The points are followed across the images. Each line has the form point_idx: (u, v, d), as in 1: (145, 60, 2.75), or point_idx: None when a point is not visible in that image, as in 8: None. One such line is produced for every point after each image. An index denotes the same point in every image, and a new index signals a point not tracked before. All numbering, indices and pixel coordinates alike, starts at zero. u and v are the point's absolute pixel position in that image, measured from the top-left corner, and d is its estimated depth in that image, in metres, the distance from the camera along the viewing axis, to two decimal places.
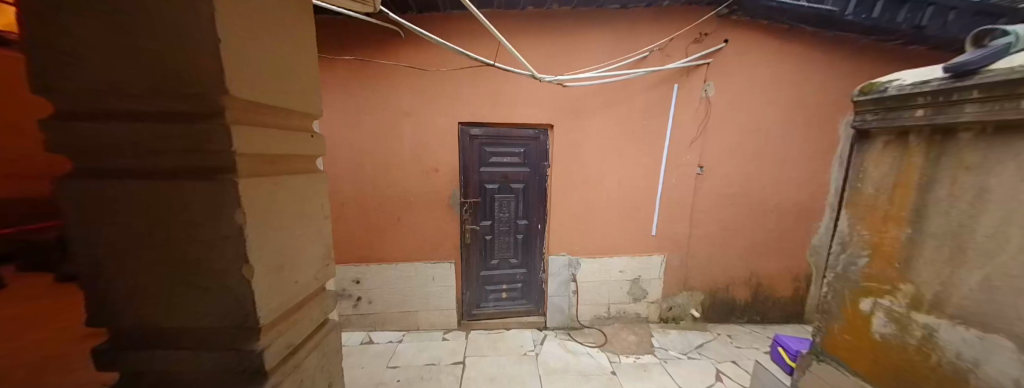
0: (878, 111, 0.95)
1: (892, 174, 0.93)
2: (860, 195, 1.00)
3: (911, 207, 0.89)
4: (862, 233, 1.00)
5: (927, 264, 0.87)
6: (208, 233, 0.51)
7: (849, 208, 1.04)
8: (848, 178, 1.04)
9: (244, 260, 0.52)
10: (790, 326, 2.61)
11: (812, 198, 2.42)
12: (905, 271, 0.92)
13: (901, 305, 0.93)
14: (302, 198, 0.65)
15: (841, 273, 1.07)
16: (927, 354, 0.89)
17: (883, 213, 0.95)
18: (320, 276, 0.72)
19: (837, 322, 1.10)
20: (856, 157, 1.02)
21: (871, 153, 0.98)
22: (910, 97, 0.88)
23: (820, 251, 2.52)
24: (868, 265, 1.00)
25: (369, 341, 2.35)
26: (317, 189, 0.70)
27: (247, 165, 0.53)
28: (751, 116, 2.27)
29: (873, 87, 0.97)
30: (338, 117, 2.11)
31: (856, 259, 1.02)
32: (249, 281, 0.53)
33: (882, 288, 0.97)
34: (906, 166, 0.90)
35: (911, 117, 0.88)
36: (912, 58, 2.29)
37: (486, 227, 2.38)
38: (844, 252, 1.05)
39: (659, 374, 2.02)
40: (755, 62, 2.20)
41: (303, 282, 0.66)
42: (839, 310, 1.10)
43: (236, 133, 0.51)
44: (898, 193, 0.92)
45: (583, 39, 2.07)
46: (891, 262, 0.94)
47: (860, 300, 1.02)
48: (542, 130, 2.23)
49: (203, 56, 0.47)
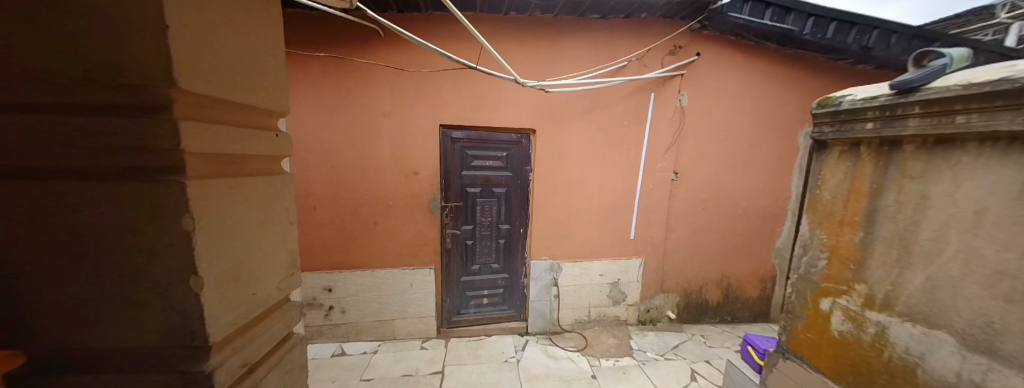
0: (834, 123, 1.03)
1: (847, 181, 1.00)
2: (820, 200, 1.08)
3: (863, 212, 0.96)
4: (821, 237, 1.07)
5: (878, 265, 0.94)
6: (151, 240, 0.46)
7: (810, 213, 1.11)
8: (809, 185, 1.12)
9: (192, 271, 0.47)
10: (758, 324, 2.75)
11: (776, 204, 2.58)
12: (858, 272, 0.99)
13: (856, 304, 1.00)
14: (266, 202, 0.60)
15: (803, 274, 1.14)
16: (880, 350, 0.95)
17: (839, 218, 1.02)
18: (285, 286, 0.67)
19: (800, 320, 1.16)
20: (816, 166, 1.09)
21: (829, 161, 1.05)
22: (861, 111, 0.95)
23: (784, 253, 2.68)
24: (827, 267, 1.07)
25: (341, 352, 2.23)
26: (282, 192, 0.65)
27: (198, 165, 0.48)
28: (722, 125, 2.39)
29: (829, 101, 1.05)
30: (311, 117, 2.01)
31: (816, 261, 1.09)
32: (198, 294, 0.48)
33: (839, 289, 1.04)
34: (859, 174, 0.97)
35: (862, 129, 0.95)
36: (860, 76, 2.51)
37: (467, 231, 2.33)
38: (806, 255, 1.12)
39: (637, 376, 2.05)
40: (725, 75, 2.32)
41: (263, 294, 0.61)
42: (802, 310, 1.16)
43: (186, 130, 0.46)
44: (852, 199, 0.99)
45: (565, 47, 2.10)
46: (846, 264, 1.01)
47: (820, 299, 1.09)
48: (525, 135, 2.23)
49: (148, 46, 0.43)
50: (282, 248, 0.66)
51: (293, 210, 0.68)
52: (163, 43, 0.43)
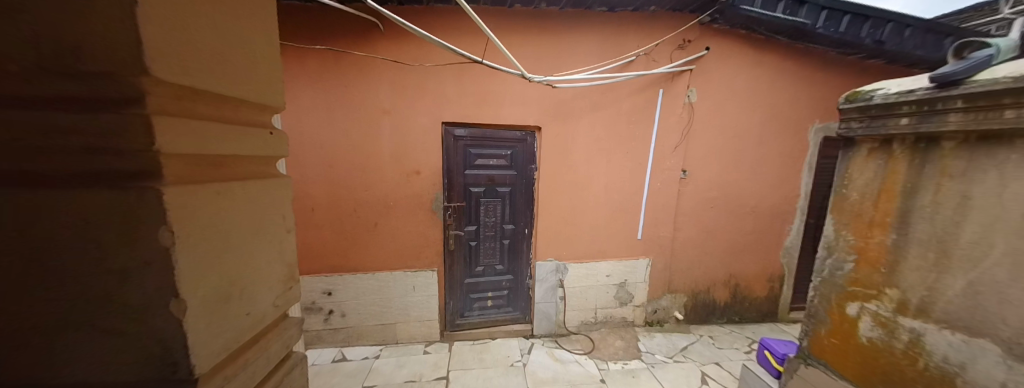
0: (863, 118, 0.96)
1: (877, 180, 0.94)
2: (846, 200, 1.01)
3: (896, 213, 0.90)
4: (848, 239, 1.01)
5: (912, 269, 0.88)
6: (122, 258, 0.38)
7: (835, 213, 1.05)
8: (835, 183, 1.05)
9: (173, 293, 0.40)
10: (766, 324, 2.70)
11: (786, 201, 2.52)
12: (890, 276, 0.92)
13: (887, 309, 0.93)
14: (259, 208, 0.53)
15: (827, 277, 1.08)
16: (914, 359, 0.88)
17: (869, 219, 0.96)
18: (282, 303, 0.60)
19: (824, 326, 1.10)
20: (842, 163, 1.03)
21: (856, 159, 0.99)
22: (895, 105, 0.88)
23: (792, 252, 2.63)
24: (854, 271, 1.00)
25: (341, 358, 2.16)
26: (277, 197, 0.58)
27: (178, 168, 0.41)
28: (732, 122, 2.32)
29: (858, 95, 0.98)
30: (308, 114, 1.93)
31: (842, 265, 1.03)
32: (181, 320, 0.41)
33: (867, 293, 0.97)
34: (891, 172, 0.91)
35: (896, 125, 0.88)
36: (870, 71, 2.47)
37: (471, 232, 2.27)
38: (831, 257, 1.06)
39: (647, 380, 1.99)
40: (734, 70, 2.25)
41: (257, 313, 0.53)
42: (826, 315, 1.10)
43: (161, 127, 0.39)
44: (884, 198, 0.92)
45: (571, 41, 2.03)
46: (877, 267, 0.95)
47: (846, 304, 1.03)
48: (529, 132, 2.16)
49: (97, 22, 0.35)
50: (279, 260, 0.59)
51: (291, 216, 0.61)
52: (118, 18, 0.35)
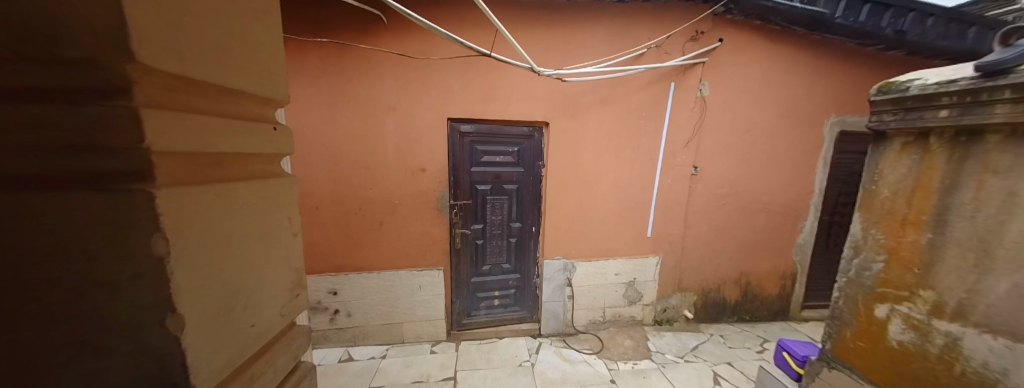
0: (896, 111, 0.89)
1: (911, 176, 0.87)
2: (876, 197, 0.95)
3: (933, 211, 0.83)
4: (878, 238, 0.95)
5: (950, 270, 0.82)
6: (109, 270, 0.34)
7: (864, 210, 0.99)
8: (864, 179, 0.99)
9: (169, 308, 0.36)
10: (777, 323, 2.66)
11: (800, 198, 2.46)
12: (925, 277, 0.87)
13: (921, 312, 0.88)
14: (262, 211, 0.49)
15: (853, 278, 1.02)
16: (950, 364, 0.83)
17: (902, 217, 0.90)
18: (289, 311, 0.56)
19: (848, 327, 1.04)
20: (871, 159, 0.96)
21: (887, 154, 0.92)
22: (933, 97, 0.82)
23: (805, 249, 2.57)
24: (885, 271, 0.94)
25: (348, 357, 2.14)
26: (281, 198, 0.53)
27: (173, 167, 0.37)
28: (745, 116, 2.25)
29: (892, 86, 0.91)
30: (311, 111, 1.89)
31: (870, 265, 0.97)
32: (178, 338, 0.37)
33: (899, 295, 0.92)
34: (927, 168, 0.84)
35: (934, 118, 0.81)
36: (889, 63, 2.39)
37: (477, 231, 2.23)
38: (858, 257, 1.00)
39: (658, 380, 1.95)
40: (748, 62, 2.18)
41: (262, 325, 0.49)
42: (851, 317, 1.04)
43: (151, 120, 0.34)
44: (918, 196, 0.86)
45: (579, 33, 1.96)
46: (910, 267, 0.89)
47: (875, 305, 0.97)
48: (537, 128, 2.11)
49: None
50: (284, 266, 0.54)
51: (297, 219, 0.57)
52: None
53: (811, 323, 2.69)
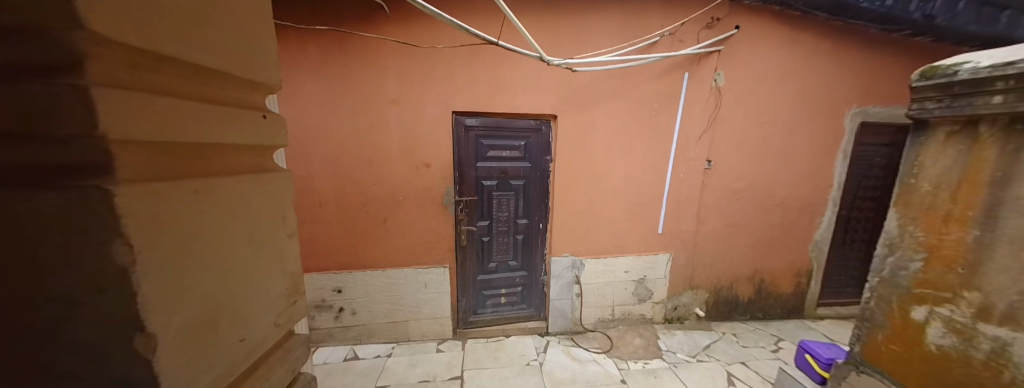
0: (942, 98, 0.84)
1: (955, 169, 0.83)
2: (914, 192, 0.91)
3: (982, 206, 0.79)
4: (917, 235, 0.90)
5: (999, 271, 0.77)
6: (62, 284, 0.28)
7: (901, 206, 0.94)
8: (902, 173, 0.94)
9: (138, 327, 0.30)
10: (791, 321, 2.58)
11: (817, 192, 2.37)
12: (969, 277, 0.82)
13: (965, 315, 0.84)
14: (253, 209, 0.43)
15: (887, 277, 0.98)
16: (998, 371, 0.79)
17: (944, 213, 0.85)
18: (285, 320, 0.50)
19: (882, 330, 1.00)
20: (912, 150, 0.91)
21: (930, 145, 0.88)
22: (986, 81, 0.77)
23: (821, 246, 2.49)
24: (923, 270, 0.90)
25: (353, 356, 2.11)
26: (274, 194, 0.48)
27: (139, 158, 0.31)
28: (762, 107, 2.15)
29: (938, 70, 0.85)
30: (312, 105, 1.83)
31: (908, 263, 0.93)
32: (150, 361, 0.31)
33: (940, 296, 0.87)
34: (974, 160, 0.80)
35: (986, 104, 0.77)
36: (914, 50, 2.27)
37: (484, 227, 2.17)
38: (894, 255, 0.95)
39: (670, 381, 1.90)
40: (767, 51, 2.07)
41: (254, 338, 0.44)
42: (885, 319, 1.00)
43: (109, 101, 0.28)
44: (964, 190, 0.81)
45: (589, 21, 1.88)
46: (952, 267, 0.85)
47: (911, 307, 0.93)
48: (545, 121, 2.04)
49: None
50: (279, 271, 0.49)
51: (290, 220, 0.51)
52: None
53: (827, 321, 2.61)
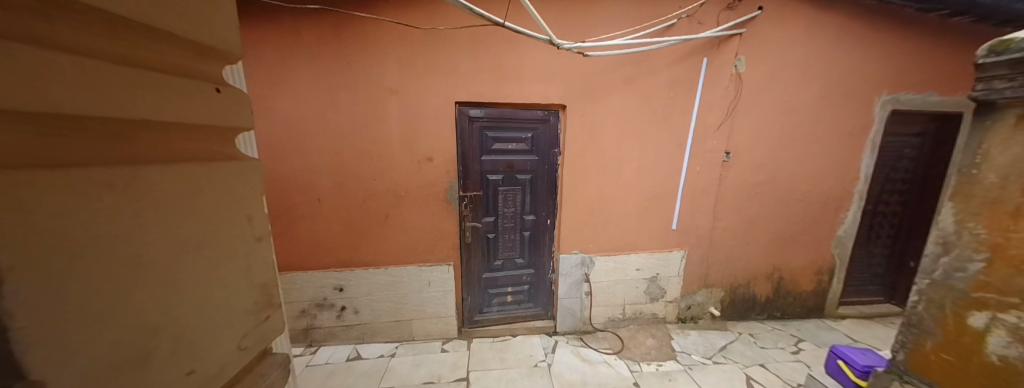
0: (1016, 77, 0.78)
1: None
2: (974, 183, 0.85)
3: None
4: (979, 231, 0.85)
5: None
6: None
7: (957, 199, 0.89)
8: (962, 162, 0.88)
9: (36, 334, 0.27)
10: (811, 320, 2.47)
11: (843, 186, 2.23)
12: None
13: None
14: (197, 192, 0.40)
15: (939, 280, 0.93)
16: None
17: (1012, 208, 0.80)
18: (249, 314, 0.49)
19: (933, 339, 0.95)
20: (975, 137, 0.85)
21: (997, 131, 0.82)
22: None
23: (845, 242, 2.36)
24: (985, 271, 0.84)
25: (356, 356, 2.06)
26: (228, 178, 0.45)
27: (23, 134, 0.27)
28: (786, 95, 2.01)
29: (1011, 45, 0.78)
30: (309, 96, 1.75)
31: (967, 264, 0.87)
32: (51, 372, 0.28)
33: (1003, 301, 0.82)
34: None
35: None
36: (952, 31, 2.11)
37: (489, 224, 2.08)
38: (950, 254, 0.90)
39: (686, 384, 1.81)
40: (792, 33, 1.93)
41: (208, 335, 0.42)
42: (937, 327, 0.94)
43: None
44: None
45: (600, 3, 1.75)
46: (1017, 266, 0.80)
47: (968, 313, 0.88)
48: (553, 111, 1.93)
49: None
50: (229, 268, 0.45)
51: (241, 205, 0.46)
52: None
53: (849, 321, 2.50)
